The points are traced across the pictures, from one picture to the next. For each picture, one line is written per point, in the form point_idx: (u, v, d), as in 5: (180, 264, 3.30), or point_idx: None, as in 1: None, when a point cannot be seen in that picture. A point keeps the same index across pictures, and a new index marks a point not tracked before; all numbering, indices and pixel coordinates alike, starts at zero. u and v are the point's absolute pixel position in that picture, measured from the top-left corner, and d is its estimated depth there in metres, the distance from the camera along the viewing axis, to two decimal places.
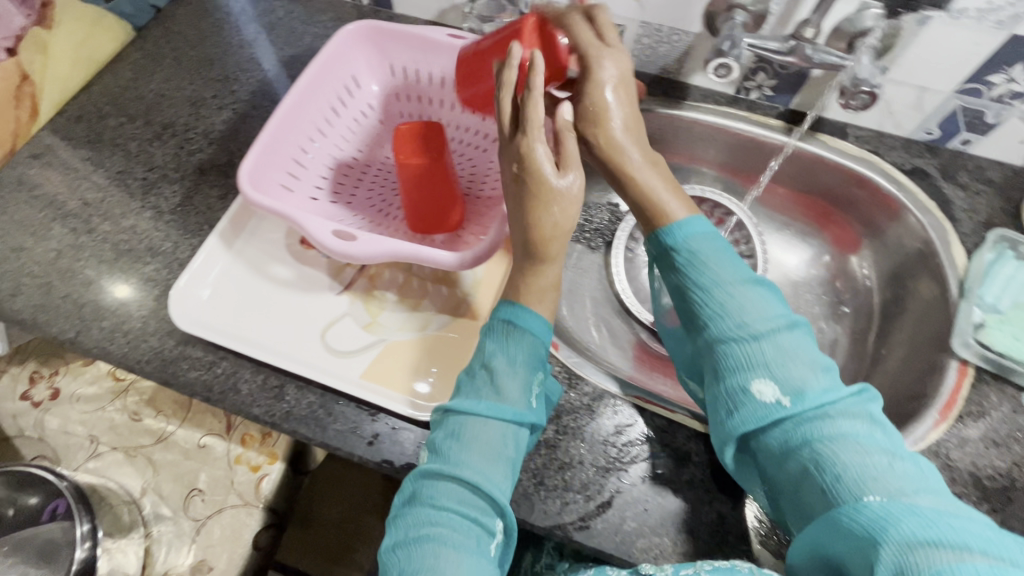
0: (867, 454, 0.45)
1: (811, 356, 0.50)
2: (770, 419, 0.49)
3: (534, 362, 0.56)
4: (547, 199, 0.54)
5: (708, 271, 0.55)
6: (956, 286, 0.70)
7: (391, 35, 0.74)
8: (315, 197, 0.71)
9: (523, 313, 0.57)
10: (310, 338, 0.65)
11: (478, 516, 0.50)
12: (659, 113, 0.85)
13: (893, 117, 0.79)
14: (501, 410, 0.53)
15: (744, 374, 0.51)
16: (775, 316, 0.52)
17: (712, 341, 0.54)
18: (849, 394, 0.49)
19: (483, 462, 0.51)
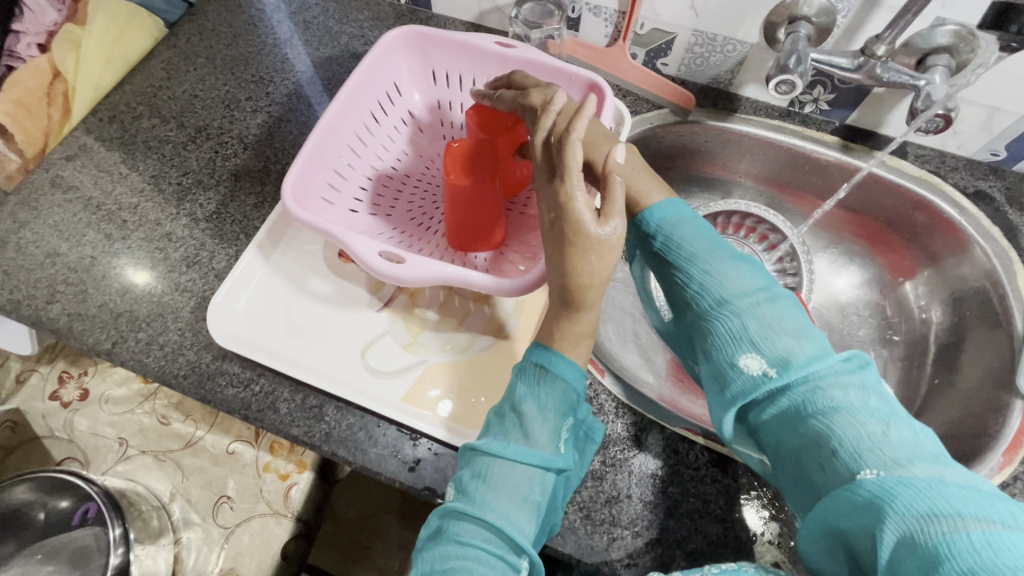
0: (861, 423, 0.42)
1: (797, 325, 0.48)
2: (759, 393, 0.47)
3: (568, 407, 0.52)
4: (586, 244, 0.51)
5: (687, 248, 0.54)
6: (1021, 320, 0.67)
7: (436, 42, 0.72)
8: (354, 209, 0.69)
9: (562, 361, 0.52)
10: (350, 356, 0.64)
11: (501, 558, 0.46)
12: (706, 126, 0.82)
13: (957, 137, 0.75)
14: (529, 454, 0.49)
15: (730, 348, 0.49)
16: (754, 288, 0.51)
17: (698, 315, 0.52)
18: (838, 360, 0.46)
19: (506, 503, 0.48)
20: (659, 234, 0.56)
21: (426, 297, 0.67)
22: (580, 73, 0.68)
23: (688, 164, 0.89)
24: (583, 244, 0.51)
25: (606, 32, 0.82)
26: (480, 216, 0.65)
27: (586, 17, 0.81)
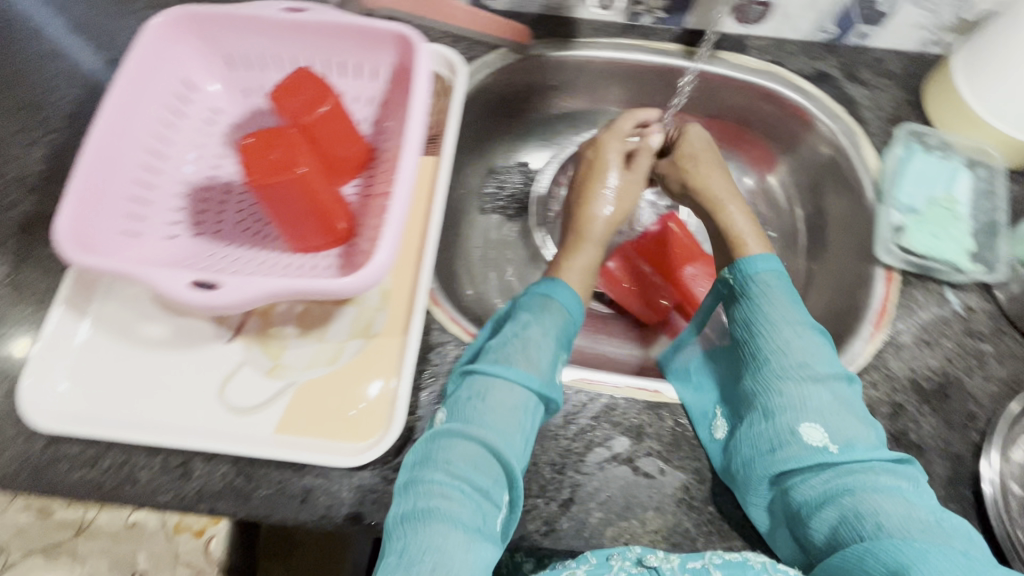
0: (911, 508, 0.46)
1: (862, 413, 0.54)
2: (814, 460, 0.50)
3: (560, 337, 0.61)
4: (596, 178, 0.75)
5: (774, 307, 0.59)
6: (872, 190, 0.68)
7: (214, 21, 0.61)
8: (173, 236, 0.60)
9: (557, 286, 0.64)
10: (208, 401, 0.57)
11: (490, 484, 0.51)
12: (547, 59, 0.77)
13: (790, 22, 0.74)
14: (528, 378, 0.56)
15: (794, 415, 0.53)
16: (831, 370, 0.56)
17: (761, 382, 0.56)
18: (892, 455, 0.51)
19: (502, 425, 0.53)
20: (750, 284, 0.62)
21: (280, 312, 0.60)
22: (386, 26, 0.59)
23: (544, 102, 0.84)
24: (595, 191, 0.74)
25: None
26: (308, 211, 0.56)
27: None
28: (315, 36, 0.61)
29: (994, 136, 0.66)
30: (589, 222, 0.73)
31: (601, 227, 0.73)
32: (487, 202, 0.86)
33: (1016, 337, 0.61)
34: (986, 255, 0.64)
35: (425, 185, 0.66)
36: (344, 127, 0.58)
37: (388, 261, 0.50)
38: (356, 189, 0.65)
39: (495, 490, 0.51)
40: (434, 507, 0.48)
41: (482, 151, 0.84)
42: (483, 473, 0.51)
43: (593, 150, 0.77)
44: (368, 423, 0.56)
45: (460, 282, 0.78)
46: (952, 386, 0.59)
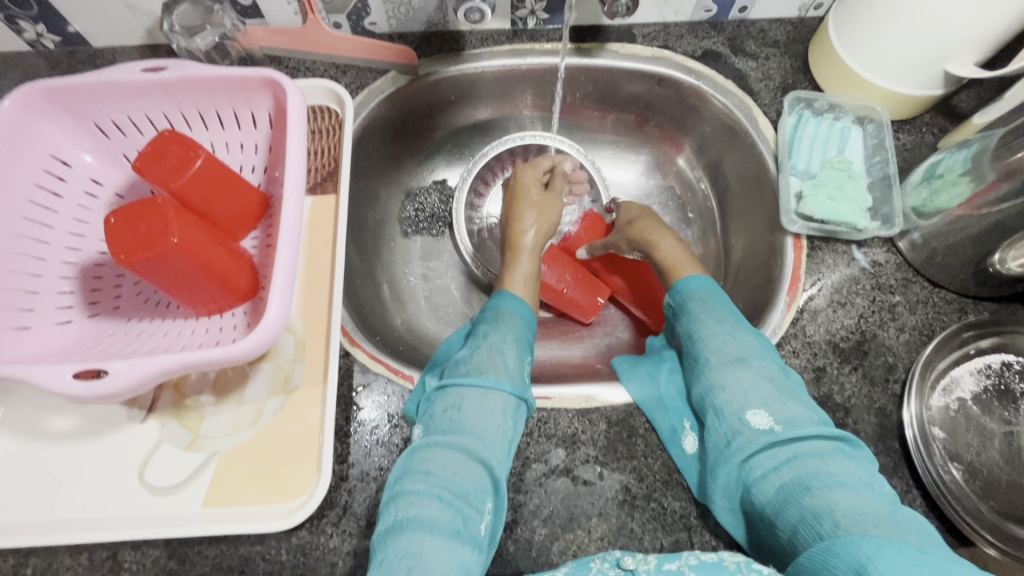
0: (861, 500, 0.44)
1: (805, 402, 0.52)
2: (763, 444, 0.49)
3: (523, 341, 0.61)
4: (520, 199, 0.77)
5: (705, 316, 0.59)
6: (773, 161, 0.70)
7: (71, 92, 0.57)
8: (66, 321, 0.57)
9: (504, 296, 0.66)
10: (128, 487, 0.55)
11: (471, 489, 0.49)
12: (438, 76, 0.76)
13: (671, 6, 0.73)
14: (500, 383, 0.54)
15: (740, 406, 0.51)
16: (770, 365, 0.54)
17: (706, 383, 0.55)
18: (837, 442, 0.49)
19: (481, 430, 0.51)
20: (682, 304, 0.62)
21: (192, 382, 0.58)
22: (252, 73, 0.57)
23: (448, 117, 0.83)
24: (521, 206, 0.76)
25: (292, 9, 0.70)
26: (202, 276, 0.53)
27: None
28: (182, 92, 0.59)
29: (878, 93, 0.68)
30: (519, 237, 0.74)
31: (532, 241, 0.74)
32: (407, 225, 0.84)
33: (924, 285, 0.63)
34: (883, 209, 0.66)
35: (327, 226, 0.66)
36: (225, 183, 0.57)
37: (284, 312, 0.51)
38: (256, 242, 0.63)
39: (478, 495, 0.49)
40: (415, 516, 0.46)
41: (395, 175, 0.83)
42: (464, 479, 0.49)
43: (512, 177, 0.79)
44: (299, 479, 0.55)
45: (389, 313, 0.76)
46: (869, 342, 0.61)
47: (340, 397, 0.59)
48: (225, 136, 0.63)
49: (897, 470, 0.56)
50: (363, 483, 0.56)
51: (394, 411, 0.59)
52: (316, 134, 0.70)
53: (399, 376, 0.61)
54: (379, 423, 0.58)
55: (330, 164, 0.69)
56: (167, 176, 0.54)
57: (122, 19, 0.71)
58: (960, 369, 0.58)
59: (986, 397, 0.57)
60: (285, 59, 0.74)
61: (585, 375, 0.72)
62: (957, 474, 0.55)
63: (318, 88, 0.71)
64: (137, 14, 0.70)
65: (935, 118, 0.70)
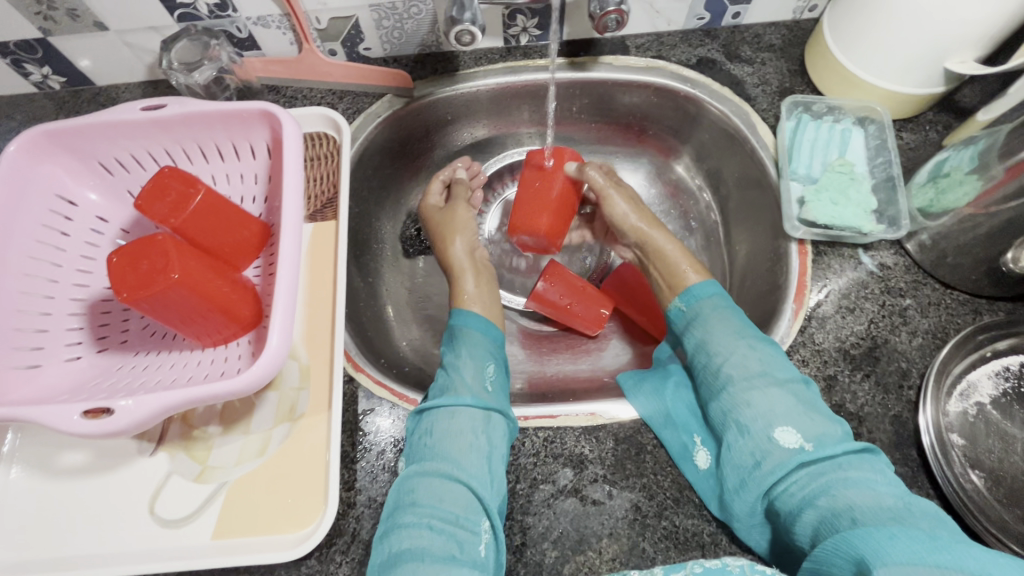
0: (878, 497, 0.45)
1: (826, 412, 0.52)
2: (793, 463, 0.49)
3: (483, 351, 0.62)
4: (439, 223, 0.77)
5: (716, 329, 0.59)
6: (773, 166, 0.69)
7: (75, 133, 0.59)
8: (76, 357, 0.58)
9: (463, 315, 0.66)
10: (139, 520, 0.55)
11: (459, 512, 0.51)
12: (435, 98, 0.77)
13: (664, 15, 0.73)
14: (462, 399, 0.57)
15: (766, 423, 0.51)
16: (790, 376, 0.54)
17: (728, 400, 0.54)
18: (859, 448, 0.50)
19: (454, 452, 0.54)
20: (692, 313, 0.62)
21: (200, 413, 0.58)
22: (248, 106, 0.58)
23: (446, 136, 0.84)
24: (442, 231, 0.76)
25: (288, 39, 0.72)
26: (206, 309, 0.54)
27: (257, 31, 0.70)
28: (181, 127, 0.60)
29: (878, 94, 0.67)
30: (449, 260, 0.74)
31: (463, 259, 0.74)
32: (409, 245, 0.84)
33: (934, 287, 0.62)
34: (889, 211, 0.65)
35: (327, 252, 0.66)
36: (226, 216, 0.58)
37: (284, 342, 0.51)
38: (259, 271, 0.63)
39: (469, 515, 0.51)
40: (407, 548, 0.49)
41: (395, 196, 0.84)
42: (451, 503, 0.52)
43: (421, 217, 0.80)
44: (307, 507, 0.55)
45: (394, 334, 0.76)
46: (880, 347, 0.60)
47: (345, 423, 0.59)
48: (225, 168, 0.64)
49: (916, 479, 0.55)
50: (370, 509, 0.55)
51: (399, 435, 0.59)
52: (314, 161, 0.71)
53: (404, 400, 0.60)
54: (385, 448, 0.58)
55: (329, 190, 0.69)
56: (168, 212, 0.55)
57: (124, 57, 0.72)
58: (978, 372, 0.57)
59: (1006, 400, 0.55)
60: (283, 88, 0.75)
61: (592, 390, 0.71)
62: (979, 482, 0.53)
63: (312, 115, 0.72)
64: (139, 52, 0.72)
65: (938, 115, 0.69)
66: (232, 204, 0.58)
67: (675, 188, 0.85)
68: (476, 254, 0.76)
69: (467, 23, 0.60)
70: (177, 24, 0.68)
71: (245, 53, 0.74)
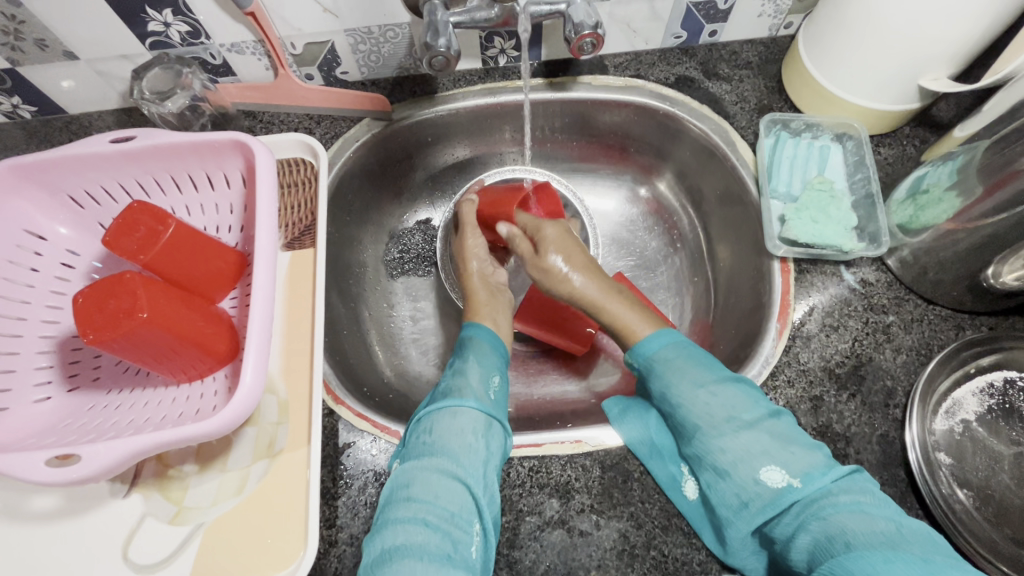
0: (871, 521, 0.44)
1: (803, 440, 0.51)
2: (784, 501, 0.47)
3: (490, 361, 0.61)
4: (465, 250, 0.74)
5: (674, 383, 0.55)
6: (753, 184, 0.69)
7: (43, 167, 0.57)
8: (47, 397, 0.57)
9: (475, 327, 0.65)
10: (112, 567, 0.53)
11: (455, 509, 0.48)
12: (415, 120, 0.76)
13: (640, 35, 0.73)
14: (465, 400, 0.54)
15: (748, 466, 0.49)
16: (760, 414, 0.52)
17: (702, 446, 0.52)
18: (843, 472, 0.48)
19: (451, 448, 0.51)
20: (650, 368, 0.58)
21: (175, 452, 0.57)
22: (220, 136, 0.58)
23: (427, 158, 0.83)
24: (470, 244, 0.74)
25: (264, 64, 0.71)
26: (180, 347, 0.53)
27: (231, 57, 0.69)
28: (153, 158, 0.59)
29: (855, 111, 0.67)
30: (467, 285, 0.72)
31: (478, 283, 0.72)
32: (392, 268, 0.83)
33: (917, 303, 0.62)
34: (869, 228, 0.65)
35: (306, 281, 0.65)
36: (198, 248, 0.56)
37: (258, 381, 0.49)
38: (235, 302, 0.62)
39: (464, 515, 0.49)
40: (402, 543, 0.46)
41: (376, 218, 0.82)
42: (446, 500, 0.49)
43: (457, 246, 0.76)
44: (287, 547, 0.53)
45: (377, 361, 0.75)
46: (866, 365, 0.59)
47: (326, 458, 0.58)
48: (198, 198, 0.63)
49: (905, 499, 0.54)
50: (352, 547, 0.54)
51: (381, 468, 0.57)
52: (291, 188, 0.69)
53: (386, 433, 0.59)
54: (367, 482, 0.57)
55: (307, 217, 0.68)
56: (138, 247, 0.53)
57: (95, 85, 0.71)
58: (963, 389, 0.56)
59: (991, 417, 0.55)
60: (259, 113, 0.74)
61: (580, 413, 0.70)
62: (967, 501, 0.53)
63: (288, 141, 0.71)
64: (111, 80, 0.71)
65: (915, 130, 0.69)
66: (206, 235, 0.57)
67: (658, 205, 0.85)
68: (486, 277, 0.74)
69: (441, 48, 0.59)
70: (149, 52, 0.67)
71: (219, 79, 0.73)
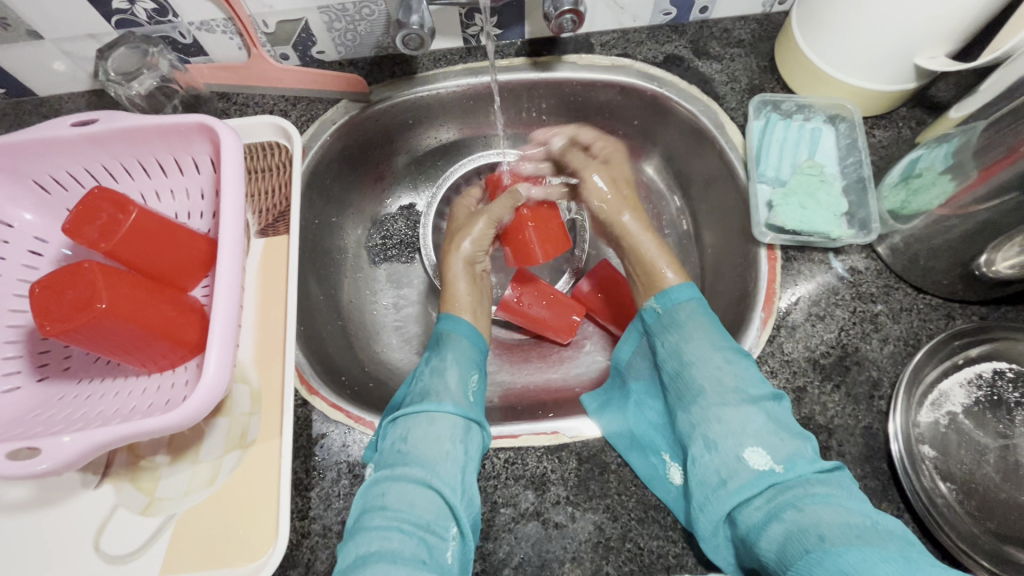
0: (847, 514, 0.44)
1: (791, 427, 0.51)
2: (762, 484, 0.48)
3: (469, 360, 0.61)
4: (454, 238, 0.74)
5: (692, 337, 0.57)
6: (741, 168, 0.67)
7: (1, 152, 0.55)
8: (15, 386, 0.56)
9: (452, 321, 0.65)
10: (84, 558, 0.53)
11: (430, 517, 0.50)
12: (393, 103, 0.73)
13: (628, 11, 0.70)
14: (443, 406, 0.56)
15: (737, 441, 0.50)
16: (761, 392, 0.52)
17: (700, 412, 0.54)
18: (824, 466, 0.48)
19: (429, 457, 0.53)
20: (670, 316, 0.60)
21: (147, 442, 0.56)
22: (184, 119, 0.56)
23: (409, 141, 0.80)
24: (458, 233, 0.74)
25: (236, 44, 0.68)
26: (148, 338, 0.51)
27: (201, 36, 0.67)
28: (114, 142, 0.57)
29: (847, 91, 0.65)
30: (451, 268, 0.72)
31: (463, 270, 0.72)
32: (373, 254, 0.81)
33: (906, 291, 0.60)
34: (859, 214, 0.63)
35: (279, 268, 0.64)
36: (165, 236, 0.55)
37: (223, 371, 0.48)
38: (207, 290, 0.61)
39: (439, 522, 0.50)
40: (377, 550, 0.47)
41: (357, 204, 0.80)
42: (421, 509, 0.50)
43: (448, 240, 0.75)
44: (257, 539, 0.53)
45: (357, 349, 0.74)
46: (852, 356, 0.58)
47: (299, 449, 0.57)
48: (168, 183, 0.61)
49: (886, 492, 0.53)
50: (325, 538, 0.54)
51: (354, 459, 0.57)
52: (265, 172, 0.68)
53: (361, 424, 0.58)
54: (340, 473, 0.56)
55: (282, 203, 0.67)
56: (99, 236, 0.52)
57: (62, 66, 0.69)
58: (950, 380, 0.55)
59: (978, 409, 0.54)
60: (233, 95, 0.72)
61: (563, 402, 0.69)
62: (950, 494, 0.52)
63: (262, 124, 0.69)
64: (79, 60, 0.68)
65: (912, 111, 0.67)
66: (171, 222, 0.55)
67: (647, 188, 0.82)
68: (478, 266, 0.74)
69: (415, 26, 0.57)
70: (116, 31, 0.65)
71: (191, 59, 0.70)
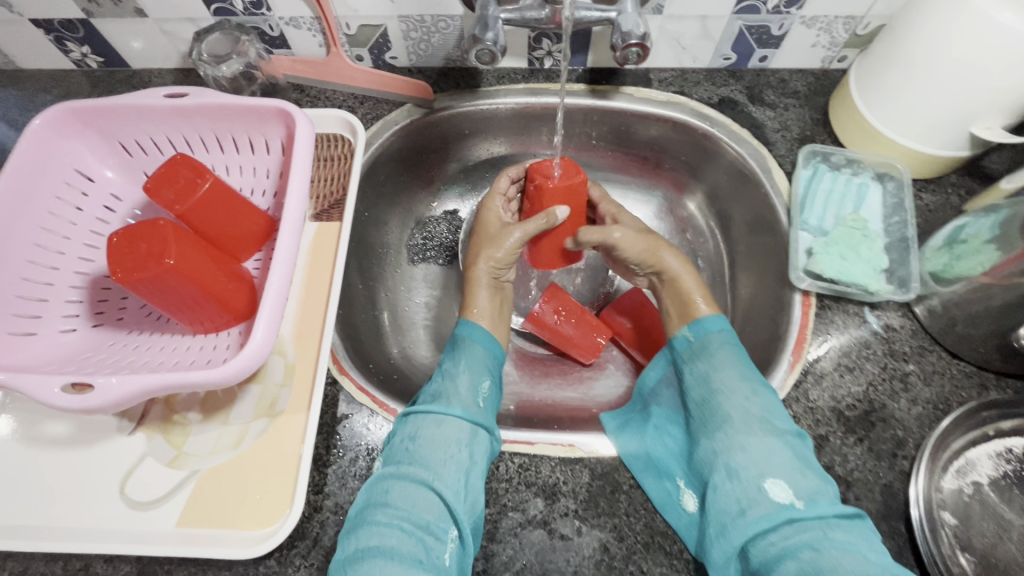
0: (866, 564, 0.44)
1: (811, 466, 0.51)
2: (779, 517, 0.48)
3: (482, 366, 0.62)
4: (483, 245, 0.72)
5: (716, 365, 0.58)
6: (784, 213, 0.68)
7: (98, 112, 0.60)
8: (72, 328, 0.59)
9: (469, 326, 0.65)
10: (108, 501, 0.55)
11: (431, 519, 0.51)
12: (454, 112, 0.77)
13: (689, 52, 0.73)
14: (451, 408, 0.56)
15: (759, 471, 0.50)
16: (784, 427, 0.53)
17: (723, 441, 0.53)
18: (842, 512, 0.48)
19: (435, 460, 0.53)
20: (695, 344, 0.60)
21: (183, 398, 0.59)
22: (266, 103, 0.60)
23: (462, 150, 0.84)
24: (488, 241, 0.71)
25: (317, 41, 0.73)
26: (202, 299, 0.55)
27: (288, 30, 0.72)
28: (199, 116, 0.61)
29: (897, 152, 0.66)
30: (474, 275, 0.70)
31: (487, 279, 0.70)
32: (413, 253, 0.84)
33: (940, 355, 0.60)
34: (899, 272, 0.63)
35: (327, 252, 0.67)
36: (232, 208, 0.58)
37: (269, 337, 0.51)
38: (259, 263, 0.64)
39: (439, 524, 0.50)
40: (376, 546, 0.48)
41: (405, 202, 0.84)
42: (423, 509, 0.51)
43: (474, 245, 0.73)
44: (272, 506, 0.55)
45: (387, 341, 0.76)
46: (877, 412, 0.58)
47: (323, 425, 0.59)
48: (238, 160, 0.65)
49: (902, 555, 0.52)
50: (335, 515, 0.55)
51: (373, 443, 0.58)
52: (327, 162, 0.72)
53: (385, 410, 0.60)
54: (359, 455, 0.58)
55: (339, 192, 0.71)
56: (174, 198, 0.56)
57: (159, 44, 0.75)
58: (977, 450, 0.54)
59: (1005, 483, 0.53)
60: (307, 87, 0.77)
61: (579, 419, 0.70)
62: (969, 566, 0.50)
63: (331, 117, 0.73)
64: (175, 40, 0.74)
65: (962, 179, 0.67)
66: (239, 196, 0.59)
67: (686, 223, 0.84)
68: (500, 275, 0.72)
69: (488, 42, 0.60)
70: (213, 18, 0.70)
71: (275, 50, 0.75)
